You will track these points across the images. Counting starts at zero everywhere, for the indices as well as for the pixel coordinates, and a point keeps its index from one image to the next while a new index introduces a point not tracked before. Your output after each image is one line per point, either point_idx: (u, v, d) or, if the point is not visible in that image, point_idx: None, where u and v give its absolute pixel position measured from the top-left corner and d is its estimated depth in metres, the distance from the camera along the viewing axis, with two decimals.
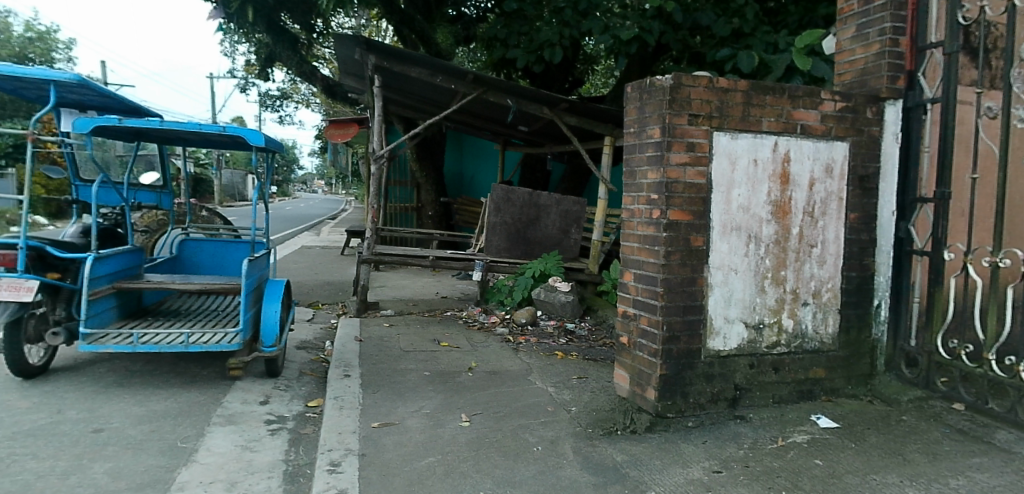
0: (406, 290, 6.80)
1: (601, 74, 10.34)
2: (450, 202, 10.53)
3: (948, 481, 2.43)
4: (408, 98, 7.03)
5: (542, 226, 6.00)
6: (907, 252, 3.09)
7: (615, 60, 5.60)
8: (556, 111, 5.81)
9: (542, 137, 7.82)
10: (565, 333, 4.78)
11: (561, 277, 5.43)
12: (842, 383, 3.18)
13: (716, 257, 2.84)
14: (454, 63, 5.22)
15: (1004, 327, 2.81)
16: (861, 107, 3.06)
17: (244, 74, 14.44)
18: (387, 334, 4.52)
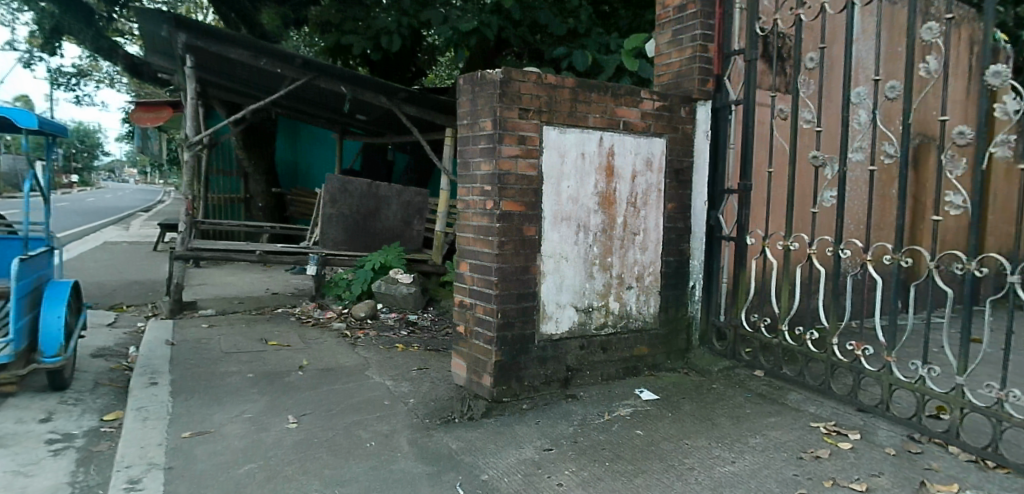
0: (233, 287, 6.37)
1: (445, 66, 10.36)
2: (283, 193, 10.15)
3: (748, 440, 2.83)
4: (231, 81, 6.57)
5: (382, 217, 6.19)
6: (717, 238, 3.43)
7: (455, 53, 5.62)
8: (394, 101, 5.84)
9: (382, 126, 7.81)
10: (407, 324, 4.79)
11: (402, 269, 5.42)
12: (663, 358, 3.47)
13: (547, 246, 2.97)
14: (281, 46, 5.04)
15: (793, 304, 3.21)
16: (675, 106, 3.33)
17: (24, 47, 12.40)
18: (206, 336, 4.22)
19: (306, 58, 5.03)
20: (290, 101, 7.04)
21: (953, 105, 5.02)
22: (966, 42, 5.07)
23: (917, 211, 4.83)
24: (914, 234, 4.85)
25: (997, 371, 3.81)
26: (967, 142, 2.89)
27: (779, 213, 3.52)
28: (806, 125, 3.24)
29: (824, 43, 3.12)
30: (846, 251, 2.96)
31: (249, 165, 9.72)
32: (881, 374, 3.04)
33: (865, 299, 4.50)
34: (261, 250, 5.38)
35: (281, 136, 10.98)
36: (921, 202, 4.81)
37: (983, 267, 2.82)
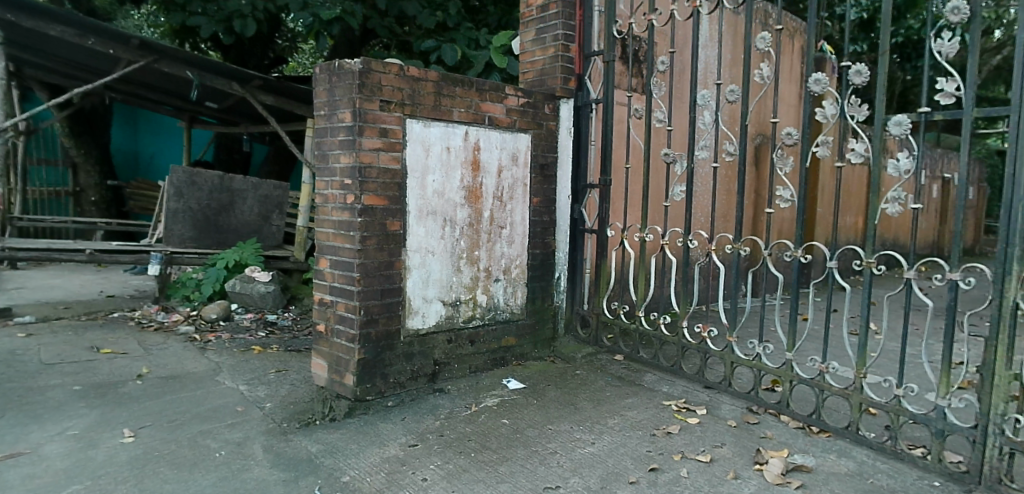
0: (56, 292, 5.71)
1: (310, 53, 10.00)
2: (121, 186, 9.36)
3: (607, 422, 3.01)
4: (51, 60, 5.88)
5: (237, 212, 5.94)
6: (581, 231, 3.59)
7: (318, 41, 5.39)
8: (247, 88, 5.64)
9: (235, 114, 7.46)
10: (265, 324, 4.57)
11: (258, 266, 5.21)
12: (530, 348, 3.56)
13: (413, 241, 2.95)
14: (114, 25, 4.63)
15: (649, 292, 3.44)
16: (539, 103, 3.42)
17: None
18: (24, 346, 3.75)
19: (143, 38, 4.69)
20: (125, 84, 6.46)
21: (783, 108, 5.60)
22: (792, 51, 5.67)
23: (753, 204, 5.35)
24: (751, 225, 5.35)
25: (816, 346, 4.32)
26: (794, 142, 3.22)
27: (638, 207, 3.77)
28: (659, 124, 3.47)
29: (673, 48, 3.36)
30: (693, 241, 3.22)
31: (78, 155, 8.76)
32: (724, 353, 3.33)
33: (710, 286, 4.93)
34: (92, 249, 5.02)
35: (118, 123, 10.06)
36: (760, 195, 5.37)
37: (805, 254, 3.19)
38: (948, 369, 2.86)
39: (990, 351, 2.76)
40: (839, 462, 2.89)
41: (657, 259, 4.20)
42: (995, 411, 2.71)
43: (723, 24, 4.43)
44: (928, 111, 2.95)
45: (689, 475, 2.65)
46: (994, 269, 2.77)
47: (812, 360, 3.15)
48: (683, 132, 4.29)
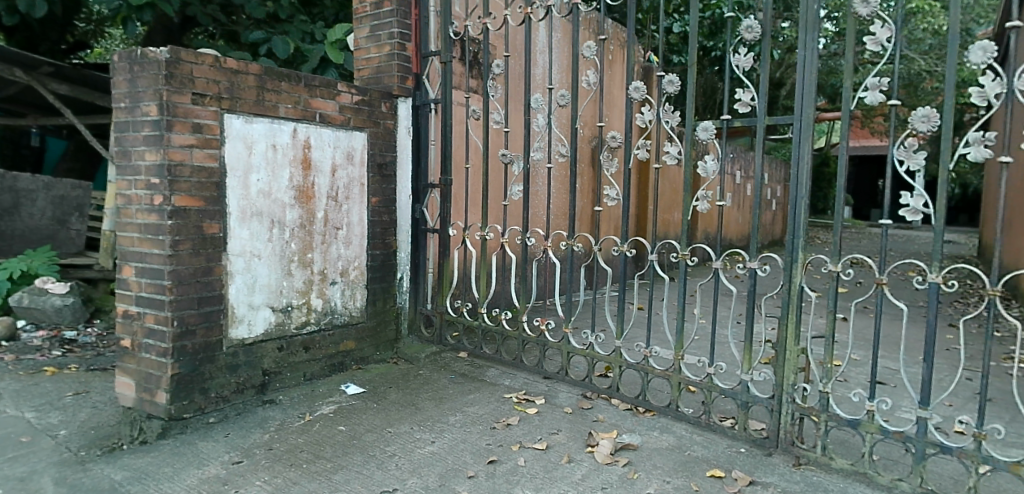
0: None
1: (122, 40, 9.09)
2: None
3: (448, 419, 3.05)
4: None
5: (22, 216, 5.36)
6: (423, 231, 3.63)
7: (128, 27, 4.90)
8: (34, 76, 5.03)
9: (22, 104, 6.66)
10: (61, 343, 4.06)
11: (53, 276, 4.65)
12: (371, 350, 3.52)
13: (236, 245, 2.79)
14: None
15: (491, 289, 3.53)
16: (376, 101, 3.36)
17: None
18: None
19: None
20: None
21: (610, 113, 6.01)
22: (615, 58, 6.13)
23: (585, 202, 5.70)
24: (584, 222, 5.69)
25: (642, 334, 4.68)
26: (618, 144, 3.45)
27: (478, 205, 3.89)
28: (497, 126, 3.59)
29: (507, 52, 3.49)
30: (530, 239, 3.36)
31: None
32: (561, 344, 3.49)
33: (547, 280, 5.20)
34: None
35: None
36: (591, 192, 5.74)
37: (630, 247, 3.42)
38: (750, 347, 3.25)
39: (782, 329, 3.23)
40: (661, 438, 3.18)
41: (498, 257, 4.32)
42: (787, 383, 3.15)
43: (553, 32, 4.66)
44: (729, 118, 3.30)
45: (526, 463, 2.78)
46: (784, 258, 3.25)
47: (638, 346, 3.40)
48: (521, 133, 4.47)
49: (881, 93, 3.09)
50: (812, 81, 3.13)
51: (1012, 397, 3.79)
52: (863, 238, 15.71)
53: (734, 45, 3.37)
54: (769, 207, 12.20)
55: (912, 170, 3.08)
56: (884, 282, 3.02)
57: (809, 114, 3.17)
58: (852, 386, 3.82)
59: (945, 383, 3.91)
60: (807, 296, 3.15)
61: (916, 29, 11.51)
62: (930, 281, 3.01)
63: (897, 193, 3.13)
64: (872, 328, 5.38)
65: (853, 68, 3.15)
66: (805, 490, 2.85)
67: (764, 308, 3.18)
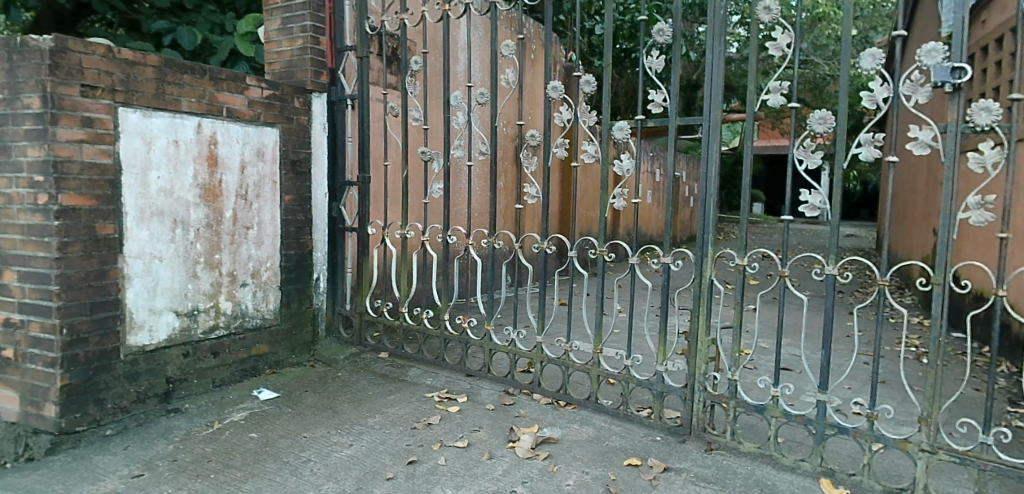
0: None
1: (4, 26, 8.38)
2: None
3: (367, 421, 3.01)
4: None
5: None
6: (341, 229, 3.63)
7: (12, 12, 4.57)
8: None
9: None
10: None
11: None
12: (286, 354, 3.44)
13: (133, 246, 2.64)
14: None
15: (412, 289, 3.48)
16: (287, 96, 3.29)
17: None
18: None
19: None
20: None
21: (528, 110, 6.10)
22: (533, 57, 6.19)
23: (507, 201, 5.75)
24: (504, 220, 5.73)
25: (561, 329, 4.76)
26: (538, 143, 3.46)
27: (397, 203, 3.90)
28: (416, 123, 3.56)
29: (426, 48, 3.47)
30: (451, 237, 3.35)
31: None
32: (483, 342, 3.50)
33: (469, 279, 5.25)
34: None
35: None
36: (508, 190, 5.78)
37: (550, 244, 3.46)
38: (664, 339, 3.36)
39: (694, 320, 3.36)
40: (581, 430, 3.25)
41: (418, 256, 4.29)
42: (699, 372, 3.30)
43: (473, 30, 4.69)
44: (642, 118, 3.40)
45: (447, 462, 2.77)
46: (695, 253, 3.38)
47: (558, 341, 3.44)
48: (440, 131, 4.47)
49: (782, 96, 3.25)
50: (720, 82, 3.28)
51: (900, 378, 4.12)
52: (774, 233, 16.62)
53: (647, 47, 3.46)
54: (688, 204, 12.74)
55: (810, 168, 3.26)
56: (786, 274, 3.21)
57: (717, 115, 3.31)
58: (759, 373, 4.04)
59: (842, 368, 4.20)
60: (717, 289, 3.30)
61: (821, 35, 12.25)
62: (827, 272, 3.21)
63: (797, 190, 3.30)
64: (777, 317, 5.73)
65: (757, 71, 3.30)
66: (715, 474, 3.01)
67: (678, 302, 3.30)
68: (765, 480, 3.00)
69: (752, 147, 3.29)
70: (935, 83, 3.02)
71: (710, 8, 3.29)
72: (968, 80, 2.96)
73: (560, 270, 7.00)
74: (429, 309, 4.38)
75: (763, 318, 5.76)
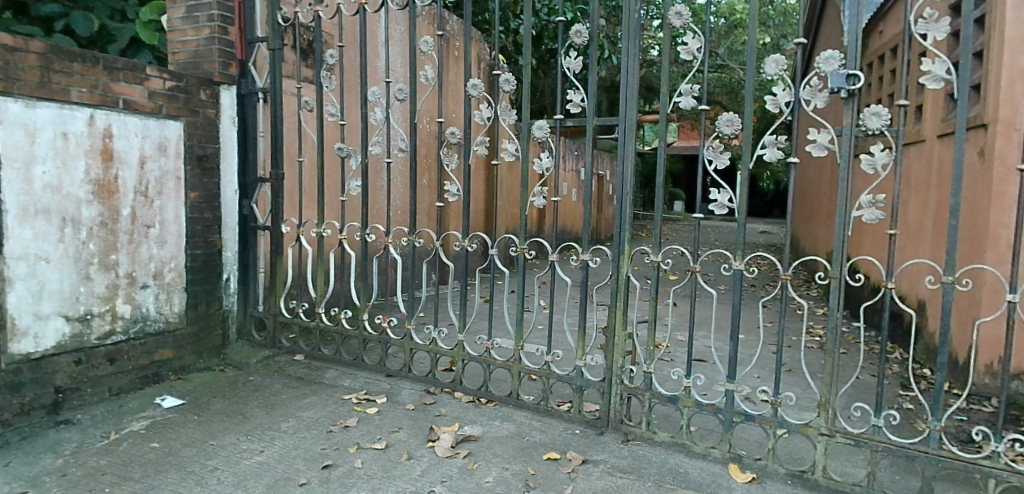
0: None
1: None
2: None
3: (280, 426, 2.93)
4: None
5: None
6: (251, 228, 3.60)
7: None
8: None
9: None
10: None
11: None
12: (192, 359, 3.36)
13: (15, 247, 2.49)
14: None
15: (329, 289, 3.40)
16: (193, 88, 3.24)
17: None
18: None
19: None
20: None
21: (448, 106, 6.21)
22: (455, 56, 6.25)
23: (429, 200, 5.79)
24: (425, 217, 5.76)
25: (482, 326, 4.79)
26: (457, 140, 3.45)
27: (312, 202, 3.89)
28: (332, 119, 3.50)
29: (342, 42, 3.41)
30: (370, 235, 3.28)
31: None
32: (403, 341, 3.45)
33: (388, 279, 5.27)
34: None
35: None
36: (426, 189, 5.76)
37: (471, 242, 3.46)
38: (583, 334, 3.41)
39: (611, 315, 3.43)
40: (502, 426, 3.28)
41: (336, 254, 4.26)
42: (616, 366, 3.37)
43: (392, 25, 4.71)
44: (561, 118, 3.44)
45: (364, 464, 2.72)
46: (613, 249, 3.44)
47: (479, 339, 3.43)
48: (358, 127, 4.43)
49: (693, 99, 3.37)
50: (635, 85, 3.37)
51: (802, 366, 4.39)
52: (695, 231, 17.37)
53: (565, 48, 3.50)
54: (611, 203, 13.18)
55: (720, 168, 3.40)
56: (698, 270, 3.33)
57: (632, 116, 3.40)
58: (673, 364, 4.19)
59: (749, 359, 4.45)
60: (633, 284, 3.39)
61: (735, 43, 12.93)
62: (736, 268, 3.35)
63: (708, 189, 3.43)
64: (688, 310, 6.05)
65: (669, 74, 3.39)
66: (631, 464, 3.10)
67: (597, 298, 3.34)
68: (678, 468, 3.13)
69: (665, 148, 3.41)
70: (832, 89, 3.23)
71: (625, 11, 3.37)
72: (860, 87, 3.19)
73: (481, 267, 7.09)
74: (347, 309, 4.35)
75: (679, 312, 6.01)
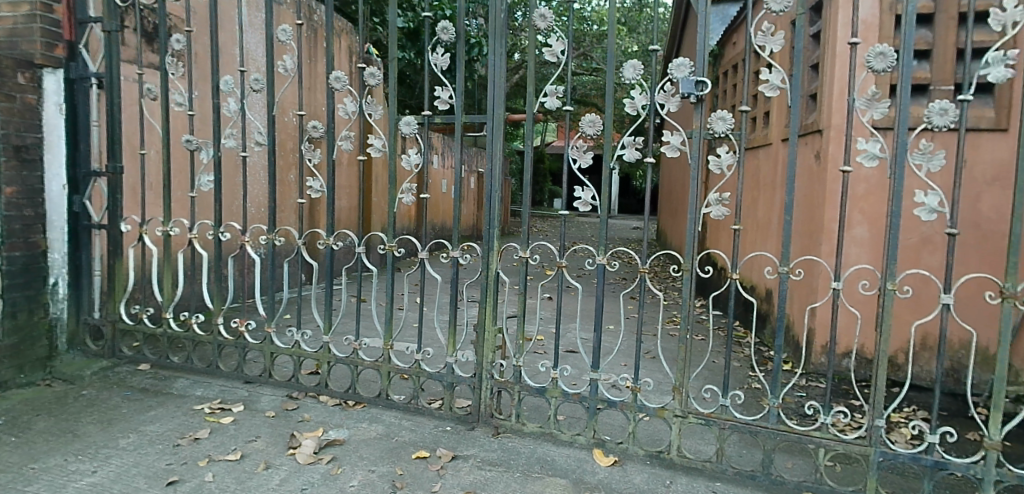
0: None
1: None
2: None
3: (117, 443, 2.73)
4: None
5: None
6: (84, 227, 3.53)
7: None
8: None
9: None
10: None
11: None
12: (13, 374, 3.18)
13: None
14: None
15: (177, 292, 3.26)
16: (8, 71, 3.08)
17: None
18: None
19: None
20: None
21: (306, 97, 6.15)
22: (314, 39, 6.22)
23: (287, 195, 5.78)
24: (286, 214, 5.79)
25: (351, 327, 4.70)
26: (320, 135, 3.35)
27: (152, 199, 3.92)
28: (179, 107, 3.28)
29: (189, 26, 3.15)
30: (224, 234, 3.09)
31: None
32: (264, 345, 3.32)
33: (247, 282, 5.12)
34: None
35: None
36: (285, 187, 5.64)
37: (337, 241, 3.36)
38: (454, 331, 3.38)
39: (481, 311, 3.44)
40: (369, 428, 3.22)
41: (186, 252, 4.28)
42: (487, 361, 3.39)
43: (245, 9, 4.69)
44: (429, 115, 3.37)
45: (215, 478, 2.57)
46: (482, 245, 3.46)
47: (346, 339, 3.33)
48: (208, 118, 4.37)
49: (558, 100, 3.43)
50: (502, 84, 3.39)
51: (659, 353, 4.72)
52: (578, 230, 18.14)
53: (432, 44, 3.45)
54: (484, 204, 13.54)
55: (583, 167, 3.50)
56: (563, 264, 3.43)
57: (500, 114, 3.40)
58: (542, 358, 4.35)
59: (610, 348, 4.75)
60: (502, 280, 3.41)
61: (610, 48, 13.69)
62: (599, 262, 3.48)
63: (573, 187, 3.52)
64: (553, 304, 6.39)
65: (535, 74, 3.43)
66: (500, 457, 3.15)
67: (466, 295, 3.33)
68: (545, 457, 3.23)
69: (531, 146, 3.50)
70: (683, 94, 3.42)
71: (491, 8, 3.36)
72: (708, 92, 3.41)
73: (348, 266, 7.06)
74: (199, 313, 4.32)
75: (548, 306, 6.27)
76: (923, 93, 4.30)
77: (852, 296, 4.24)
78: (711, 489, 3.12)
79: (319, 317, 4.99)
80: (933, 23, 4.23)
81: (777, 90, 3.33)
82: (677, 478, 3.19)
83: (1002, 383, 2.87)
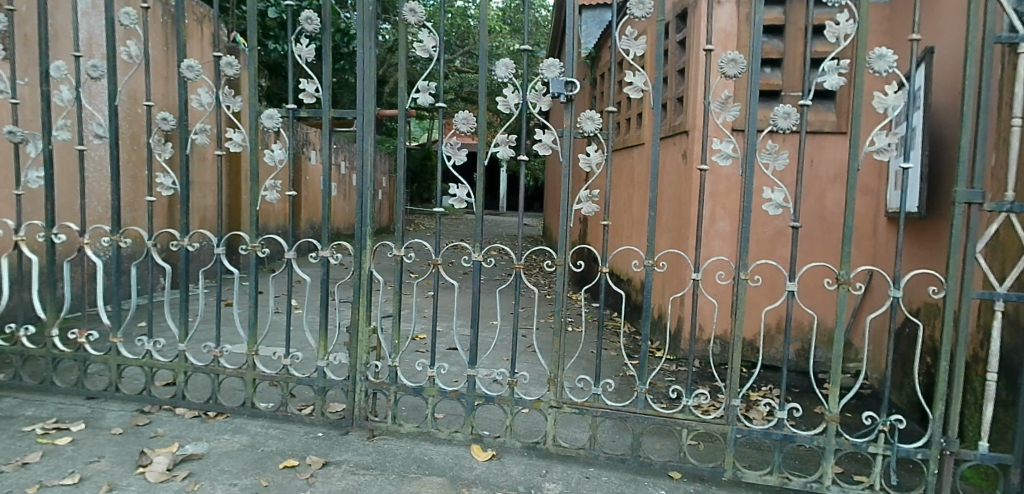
0: None
1: None
2: None
3: None
4: None
5: None
6: None
7: None
8: None
9: None
10: None
11: None
12: None
13: None
14: None
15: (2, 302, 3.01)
16: None
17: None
18: None
19: None
20: None
21: (154, 85, 5.72)
22: (163, 22, 5.80)
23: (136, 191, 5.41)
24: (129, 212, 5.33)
25: (209, 337, 4.40)
26: (171, 127, 3.12)
27: None
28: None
29: (9, 5, 2.83)
30: (57, 237, 2.81)
31: None
32: (109, 356, 3.09)
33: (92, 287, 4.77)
34: None
35: None
36: (138, 183, 5.31)
37: (192, 241, 3.14)
38: (324, 333, 3.27)
39: (354, 312, 3.33)
40: (232, 440, 3.05)
41: (13, 257, 3.93)
42: (360, 363, 3.30)
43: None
44: (294, 108, 3.23)
45: None
46: (353, 245, 3.32)
47: (206, 347, 3.14)
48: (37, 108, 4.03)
49: (430, 96, 3.39)
50: (371, 78, 3.31)
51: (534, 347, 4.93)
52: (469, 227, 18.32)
53: (296, 35, 3.31)
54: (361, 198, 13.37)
55: (457, 164, 3.48)
56: (439, 263, 3.39)
57: (370, 109, 3.32)
58: (418, 355, 4.37)
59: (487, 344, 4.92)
60: (375, 279, 3.32)
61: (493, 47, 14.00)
62: (475, 259, 3.46)
63: (448, 185, 3.48)
64: (429, 303, 6.46)
65: (406, 69, 3.37)
66: (374, 460, 3.09)
67: (336, 296, 3.22)
68: (422, 456, 3.21)
69: (403, 142, 3.45)
70: (553, 94, 3.49)
71: (359, 1, 3.28)
72: (577, 93, 3.50)
73: (203, 268, 6.61)
74: (30, 324, 3.95)
75: (424, 305, 6.33)
76: (775, 98, 4.67)
77: (710, 285, 4.58)
78: (585, 475, 3.24)
79: (172, 326, 4.75)
80: (783, 34, 4.61)
81: (640, 92, 3.49)
82: (552, 467, 3.28)
83: (840, 360, 3.15)
